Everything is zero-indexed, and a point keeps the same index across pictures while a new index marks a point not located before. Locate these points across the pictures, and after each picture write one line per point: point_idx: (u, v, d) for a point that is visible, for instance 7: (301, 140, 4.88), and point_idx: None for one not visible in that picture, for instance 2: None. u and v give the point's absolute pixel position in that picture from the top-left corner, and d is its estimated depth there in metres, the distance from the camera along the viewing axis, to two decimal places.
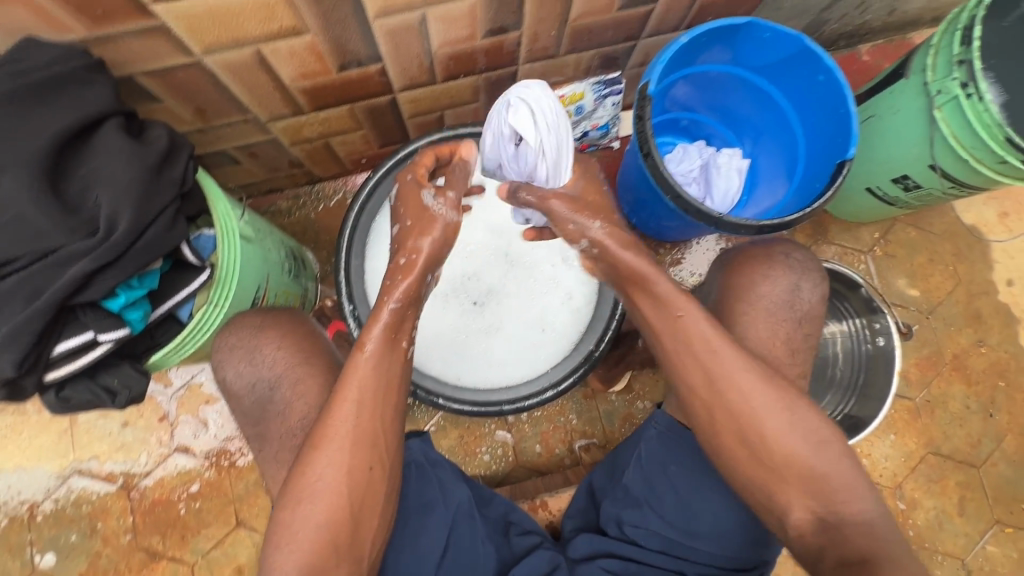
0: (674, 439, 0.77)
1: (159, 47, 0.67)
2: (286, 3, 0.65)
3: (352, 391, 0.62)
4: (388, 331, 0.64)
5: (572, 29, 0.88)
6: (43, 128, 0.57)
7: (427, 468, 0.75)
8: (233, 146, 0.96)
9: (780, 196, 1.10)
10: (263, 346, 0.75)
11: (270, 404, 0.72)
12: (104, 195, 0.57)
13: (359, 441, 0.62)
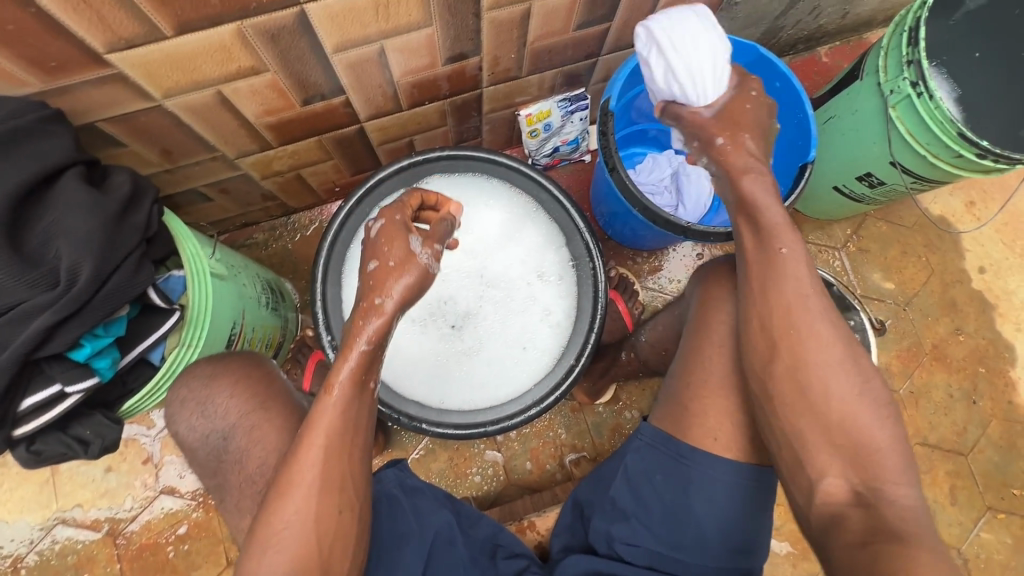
0: (659, 454, 0.76)
1: (117, 94, 0.68)
2: (242, 45, 0.66)
3: (319, 437, 0.60)
4: (358, 372, 0.61)
5: (532, 51, 0.90)
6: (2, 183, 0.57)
7: (401, 499, 0.75)
8: (203, 184, 0.96)
9: None
10: (216, 397, 0.71)
11: (226, 454, 0.68)
12: (63, 245, 0.57)
13: (327, 486, 0.61)
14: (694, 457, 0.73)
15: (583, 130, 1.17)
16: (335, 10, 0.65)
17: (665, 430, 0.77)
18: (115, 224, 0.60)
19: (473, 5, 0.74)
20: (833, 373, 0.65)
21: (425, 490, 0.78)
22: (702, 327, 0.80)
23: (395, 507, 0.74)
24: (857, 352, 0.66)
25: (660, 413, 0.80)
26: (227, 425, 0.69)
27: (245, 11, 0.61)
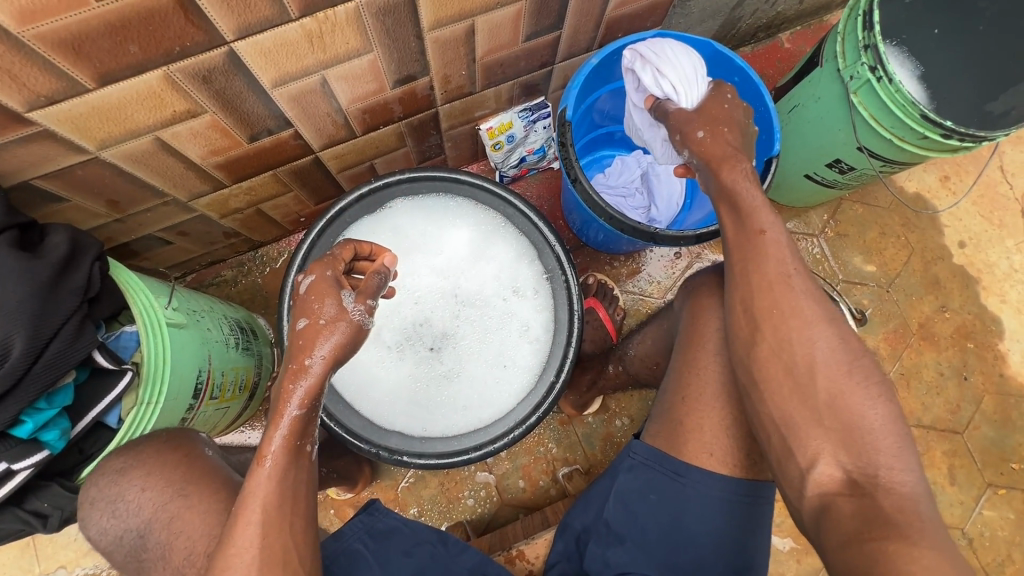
0: (654, 474, 0.73)
1: (49, 151, 0.65)
2: (173, 90, 0.64)
3: (254, 512, 0.61)
4: (291, 438, 0.64)
5: (482, 65, 0.88)
6: None
7: (366, 547, 0.75)
8: (158, 229, 0.93)
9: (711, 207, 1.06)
10: (127, 492, 0.68)
11: (145, 552, 0.67)
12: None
13: (271, 563, 0.61)
14: (691, 474, 0.72)
15: (547, 138, 1.15)
16: (266, 45, 0.63)
17: (664, 449, 0.74)
18: (51, 291, 0.58)
19: (413, 26, 0.72)
20: (811, 375, 0.63)
21: (401, 530, 0.78)
22: (694, 341, 0.79)
23: (354, 560, 0.74)
24: (836, 350, 0.64)
25: (650, 431, 0.78)
26: (140, 521, 0.68)
27: (169, 56, 0.59)
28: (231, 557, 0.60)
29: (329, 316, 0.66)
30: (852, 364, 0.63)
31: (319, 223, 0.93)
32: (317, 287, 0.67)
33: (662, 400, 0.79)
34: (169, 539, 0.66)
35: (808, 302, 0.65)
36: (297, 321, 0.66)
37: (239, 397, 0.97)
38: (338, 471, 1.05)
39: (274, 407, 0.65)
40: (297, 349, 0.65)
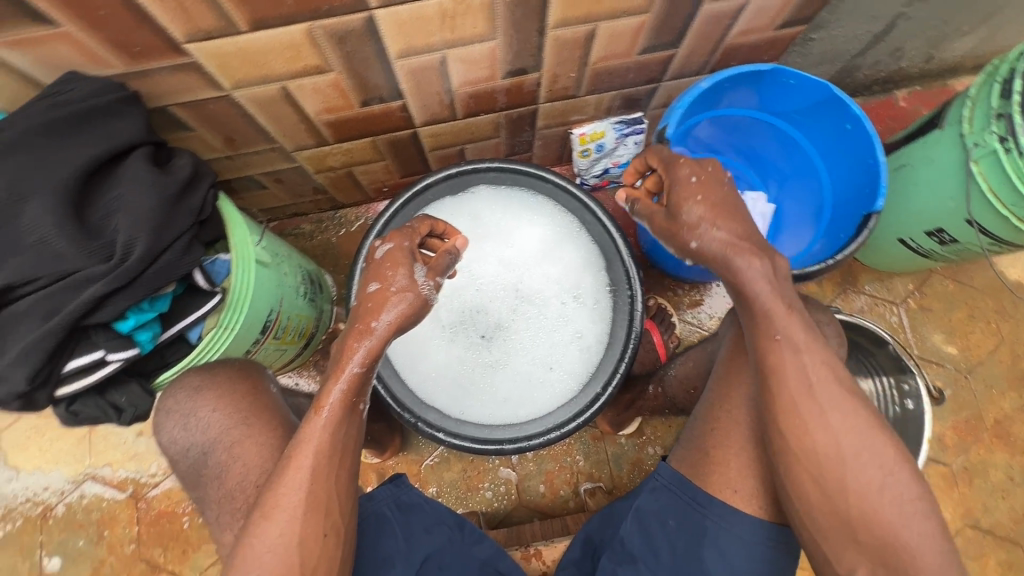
0: (676, 500, 0.72)
1: (191, 82, 0.71)
2: (311, 44, 0.68)
3: (307, 456, 0.64)
4: (348, 395, 0.66)
5: (592, 71, 0.89)
6: (72, 155, 0.59)
7: (393, 515, 0.77)
8: (259, 172, 0.99)
9: (806, 242, 1.08)
10: (200, 408, 0.74)
11: (206, 468, 0.72)
12: (125, 221, 0.59)
13: (314, 508, 0.64)
14: (712, 507, 0.70)
15: (636, 154, 1.15)
16: (404, 17, 0.67)
17: (689, 478, 0.73)
18: (173, 206, 0.63)
19: (538, 21, 0.74)
20: (820, 463, 0.61)
21: (421, 508, 0.79)
22: (735, 374, 0.75)
23: (378, 521, 0.76)
24: (865, 453, 0.60)
25: (679, 456, 0.77)
26: (204, 439, 0.73)
27: (317, 12, 0.63)
28: (281, 492, 0.63)
29: (402, 284, 0.68)
30: (877, 463, 0.60)
31: (404, 194, 0.97)
32: (393, 255, 0.70)
33: (693, 424, 0.77)
34: (226, 461, 0.71)
35: (818, 386, 0.62)
36: (370, 284, 0.69)
37: (295, 343, 1.02)
38: (371, 435, 1.07)
39: (336, 360, 0.67)
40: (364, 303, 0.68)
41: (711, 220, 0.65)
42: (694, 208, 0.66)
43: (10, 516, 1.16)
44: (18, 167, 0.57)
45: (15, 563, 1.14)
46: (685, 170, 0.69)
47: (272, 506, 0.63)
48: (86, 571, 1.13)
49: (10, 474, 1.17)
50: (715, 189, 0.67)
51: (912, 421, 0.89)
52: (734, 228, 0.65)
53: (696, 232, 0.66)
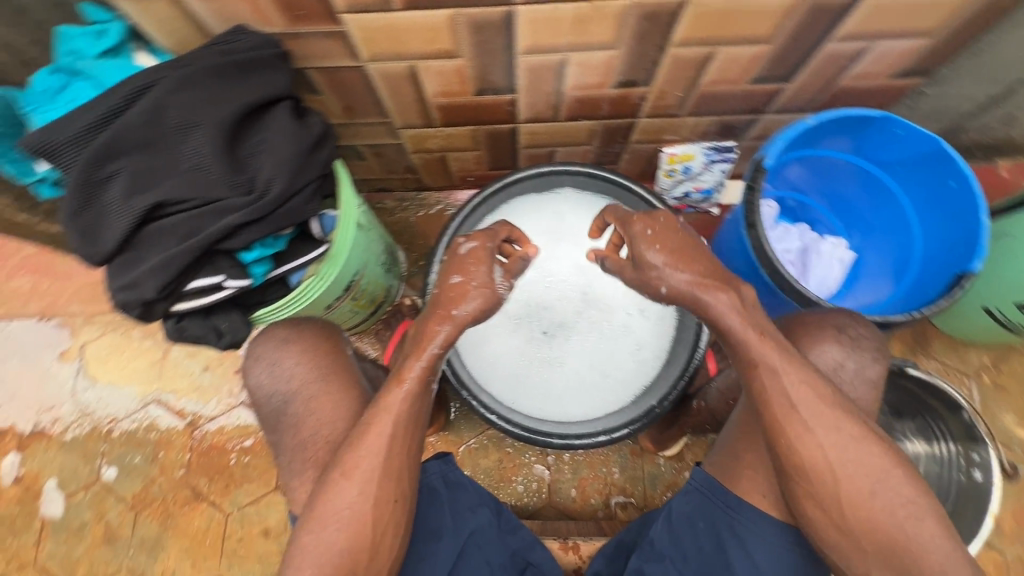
0: (706, 502, 0.76)
1: (335, 49, 0.77)
2: (451, 30, 0.73)
3: (387, 425, 0.68)
4: (426, 372, 0.71)
5: (699, 93, 0.91)
6: (231, 96, 0.65)
7: (442, 492, 0.80)
8: (364, 143, 1.06)
9: (884, 294, 1.07)
10: (285, 359, 0.78)
11: (286, 415, 0.76)
12: (269, 163, 0.66)
13: (387, 472, 0.68)
14: (741, 510, 0.73)
15: (720, 181, 1.16)
16: (541, 16, 0.71)
17: (718, 479, 0.76)
18: (306, 157, 0.69)
19: (661, 38, 0.77)
20: (812, 477, 0.65)
21: (465, 487, 0.82)
22: None
23: (427, 495, 0.80)
24: (850, 457, 0.65)
25: (712, 460, 0.79)
26: (288, 388, 0.77)
27: (466, 1, 0.68)
28: (360, 454, 0.68)
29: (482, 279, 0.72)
30: (864, 471, 0.64)
31: (495, 183, 1.02)
32: (476, 253, 0.74)
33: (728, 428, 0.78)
34: (304, 412, 0.76)
35: (800, 404, 0.67)
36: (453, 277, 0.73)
37: (365, 308, 1.07)
38: None
39: (417, 342, 0.72)
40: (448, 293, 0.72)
41: (673, 265, 0.72)
42: (655, 256, 0.72)
43: (79, 423, 1.25)
44: (187, 99, 0.63)
45: (76, 466, 1.22)
46: (640, 225, 0.74)
47: (352, 463, 0.68)
48: (137, 487, 1.21)
49: (87, 383, 1.26)
50: (669, 239, 0.73)
51: (981, 491, 0.87)
52: (696, 269, 0.72)
53: (664, 277, 0.73)
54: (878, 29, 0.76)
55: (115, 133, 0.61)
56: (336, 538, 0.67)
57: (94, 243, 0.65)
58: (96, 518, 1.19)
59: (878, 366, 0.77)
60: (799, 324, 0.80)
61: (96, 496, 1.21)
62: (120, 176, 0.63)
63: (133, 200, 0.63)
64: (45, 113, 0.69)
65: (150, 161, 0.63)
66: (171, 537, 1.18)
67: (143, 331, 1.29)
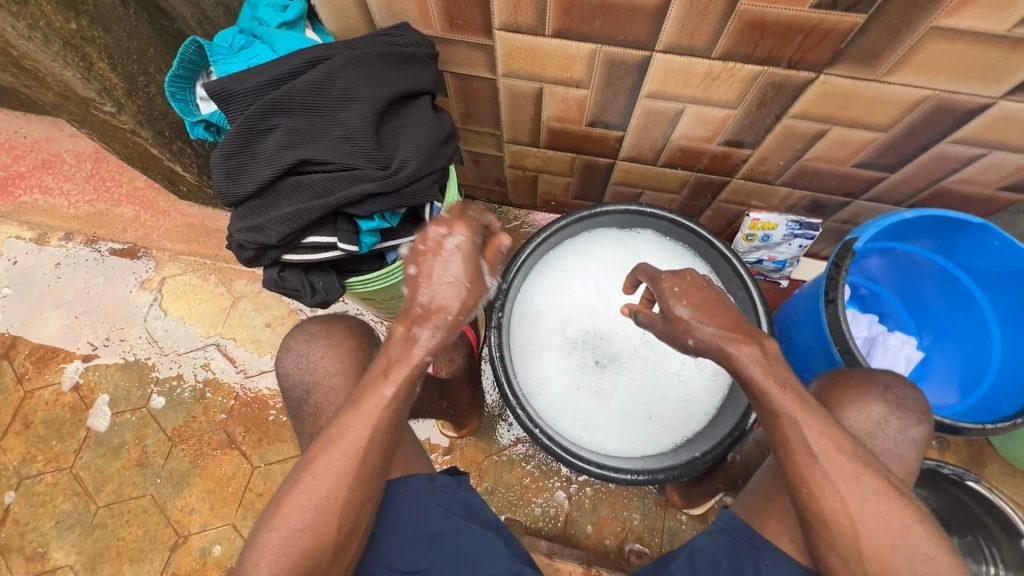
0: (730, 542, 0.73)
1: (477, 59, 0.85)
2: (587, 62, 0.79)
3: (361, 424, 0.64)
4: (408, 374, 0.65)
5: (799, 166, 0.94)
6: (390, 83, 0.74)
7: (450, 508, 0.75)
8: (468, 149, 1.13)
9: (948, 404, 1.04)
10: (313, 351, 0.84)
11: (306, 404, 0.80)
12: (405, 144, 0.74)
13: (359, 474, 0.64)
14: (768, 552, 0.70)
15: (796, 256, 1.17)
16: (675, 66, 0.76)
17: (747, 522, 0.73)
18: (438, 148, 0.76)
19: (781, 107, 0.80)
20: (828, 523, 0.62)
21: (478, 508, 0.78)
22: None
23: (433, 507, 0.74)
24: (868, 508, 0.61)
25: (741, 501, 0.77)
26: (311, 380, 0.82)
27: (611, 39, 0.74)
28: (333, 452, 0.63)
29: (466, 278, 0.66)
30: (883, 525, 0.60)
31: (581, 212, 1.02)
32: (463, 250, 0.66)
33: (761, 474, 0.77)
34: (320, 404, 0.79)
35: (821, 455, 0.63)
36: (443, 276, 0.66)
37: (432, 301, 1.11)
38: (455, 410, 1.13)
39: (396, 342, 0.66)
40: (438, 293, 0.66)
41: (701, 318, 0.69)
42: (682, 311, 0.70)
43: (143, 348, 1.32)
44: (352, 76, 0.72)
45: (130, 388, 1.29)
46: (667, 283, 0.74)
47: (325, 460, 0.64)
48: (178, 420, 1.27)
49: (159, 313, 1.35)
50: (697, 294, 0.71)
51: None
52: (721, 321, 0.69)
53: (693, 329, 0.70)
54: (995, 139, 0.78)
55: (287, 92, 0.71)
56: (300, 539, 0.62)
57: (239, 182, 0.73)
58: (135, 441, 1.25)
59: (920, 426, 0.75)
60: (846, 379, 0.78)
61: (140, 420, 1.27)
62: (279, 129, 0.71)
63: (285, 151, 0.71)
64: (226, 65, 0.78)
65: (308, 121, 0.72)
66: (198, 476, 1.22)
67: (219, 278, 1.37)
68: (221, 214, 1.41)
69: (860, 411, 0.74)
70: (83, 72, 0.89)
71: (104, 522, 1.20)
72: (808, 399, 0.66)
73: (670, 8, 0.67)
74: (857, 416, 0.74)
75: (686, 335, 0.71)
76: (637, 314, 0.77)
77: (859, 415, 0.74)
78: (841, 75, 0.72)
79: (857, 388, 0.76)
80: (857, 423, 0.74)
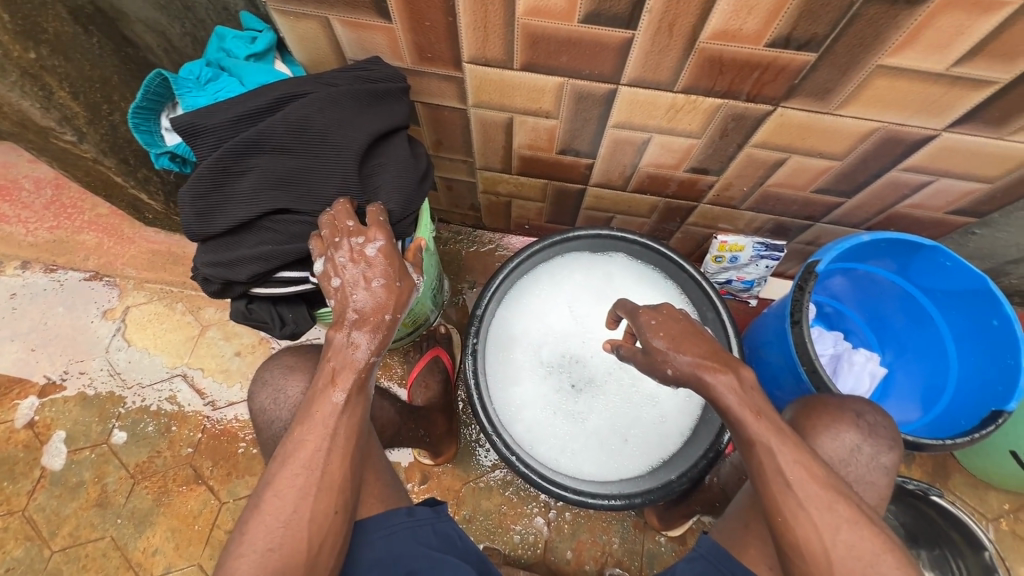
0: (711, 568, 0.73)
1: (448, 90, 0.86)
2: (556, 94, 0.81)
3: (315, 433, 0.63)
4: (357, 375, 0.65)
5: (762, 192, 0.97)
6: (366, 122, 0.75)
7: (429, 544, 0.73)
8: (440, 175, 1.14)
9: (911, 419, 1.08)
10: (290, 385, 0.82)
11: None
12: (385, 184, 0.75)
13: (324, 483, 0.63)
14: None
15: (763, 276, 1.20)
16: (640, 98, 0.78)
17: (726, 548, 0.74)
18: (417, 185, 0.78)
19: (742, 137, 0.83)
20: (804, 553, 0.63)
21: (455, 542, 0.76)
22: None
23: (411, 542, 0.73)
24: (841, 536, 0.62)
25: (720, 527, 0.78)
26: (289, 416, 0.81)
27: (577, 73, 0.76)
28: (290, 467, 0.63)
29: (393, 274, 0.68)
30: (855, 554, 0.61)
31: (554, 237, 1.03)
32: (385, 252, 0.68)
33: (738, 500, 0.77)
34: None
35: (796, 484, 0.64)
36: (371, 280, 0.67)
37: (407, 327, 1.11)
38: (431, 438, 1.11)
39: (334, 346, 0.66)
40: (368, 295, 0.67)
41: (676, 348, 0.71)
42: (658, 342, 0.72)
43: (105, 381, 1.27)
44: (330, 116, 0.73)
45: (89, 423, 1.24)
46: (644, 317, 0.75)
47: (286, 471, 0.63)
48: (141, 456, 1.21)
49: (122, 344, 1.30)
50: (673, 325, 0.73)
51: None
52: (697, 351, 0.70)
53: (670, 359, 0.71)
54: (942, 167, 0.83)
55: (262, 133, 0.71)
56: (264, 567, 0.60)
57: (211, 221, 0.72)
58: (94, 479, 1.20)
59: (891, 453, 0.77)
60: (819, 405, 0.80)
61: (100, 457, 1.21)
62: (256, 169, 0.72)
63: (262, 193, 0.71)
64: (193, 98, 0.78)
65: (285, 162, 0.72)
66: (162, 514, 1.17)
67: (187, 306, 1.33)
68: (188, 241, 1.38)
69: (834, 438, 0.76)
70: (42, 101, 0.88)
71: (59, 569, 1.13)
72: (783, 427, 0.67)
73: (633, 45, 0.69)
74: (831, 444, 0.76)
75: (664, 366, 0.72)
76: (619, 350, 0.78)
77: (833, 442, 0.76)
78: (796, 108, 0.75)
79: (830, 415, 0.78)
80: (830, 450, 0.76)
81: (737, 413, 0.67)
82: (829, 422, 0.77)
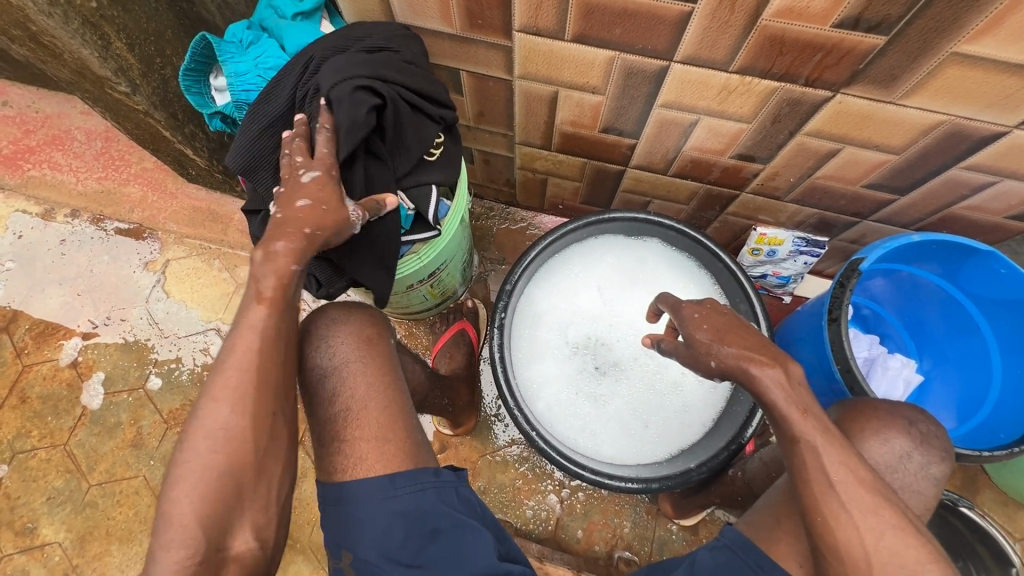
0: (735, 559, 0.72)
1: (495, 59, 0.85)
2: (606, 69, 0.80)
3: None
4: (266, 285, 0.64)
5: (809, 183, 0.94)
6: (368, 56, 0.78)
7: (452, 506, 0.74)
8: (478, 148, 1.13)
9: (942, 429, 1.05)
10: (321, 340, 0.83)
11: (309, 397, 0.80)
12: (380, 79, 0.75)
13: None
14: (772, 572, 0.70)
15: (800, 273, 1.18)
16: (692, 76, 0.76)
17: (752, 542, 0.73)
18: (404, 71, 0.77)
19: (795, 124, 0.81)
20: (843, 557, 0.62)
21: (475, 506, 0.77)
22: None
23: (434, 503, 0.74)
24: (884, 542, 0.61)
25: (747, 519, 0.76)
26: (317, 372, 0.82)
27: (630, 48, 0.74)
28: None
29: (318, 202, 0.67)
30: (899, 562, 0.60)
31: (589, 217, 1.01)
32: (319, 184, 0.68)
33: (769, 494, 0.76)
34: (323, 398, 0.79)
35: (840, 485, 0.63)
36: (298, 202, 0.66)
37: (434, 298, 1.11)
38: (453, 408, 1.12)
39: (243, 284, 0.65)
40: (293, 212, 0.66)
41: (721, 340, 0.69)
42: (702, 334, 0.71)
43: (143, 329, 1.32)
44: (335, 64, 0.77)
45: (128, 367, 1.30)
46: (690, 310, 0.75)
47: None
48: (175, 402, 1.27)
49: (161, 295, 1.35)
50: (718, 318, 0.72)
51: None
52: (744, 343, 0.69)
53: (714, 350, 0.69)
54: (1009, 168, 0.78)
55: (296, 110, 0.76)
56: None
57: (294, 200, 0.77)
58: (130, 421, 1.25)
59: (942, 463, 0.75)
60: (865, 408, 0.77)
61: (136, 401, 1.27)
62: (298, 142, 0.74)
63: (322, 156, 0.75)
64: (235, 63, 0.80)
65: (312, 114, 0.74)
66: None
67: (223, 263, 1.37)
68: (228, 200, 1.41)
69: (882, 443, 0.75)
70: (101, 50, 0.89)
71: (95, 501, 1.20)
72: (831, 427, 0.66)
73: (691, 20, 0.67)
74: (878, 448, 0.74)
75: (707, 358, 0.71)
76: (661, 342, 0.77)
77: (881, 447, 0.74)
78: (856, 95, 0.72)
79: (875, 419, 0.76)
80: (877, 454, 0.74)
81: (782, 409, 0.65)
82: (877, 427, 0.75)
